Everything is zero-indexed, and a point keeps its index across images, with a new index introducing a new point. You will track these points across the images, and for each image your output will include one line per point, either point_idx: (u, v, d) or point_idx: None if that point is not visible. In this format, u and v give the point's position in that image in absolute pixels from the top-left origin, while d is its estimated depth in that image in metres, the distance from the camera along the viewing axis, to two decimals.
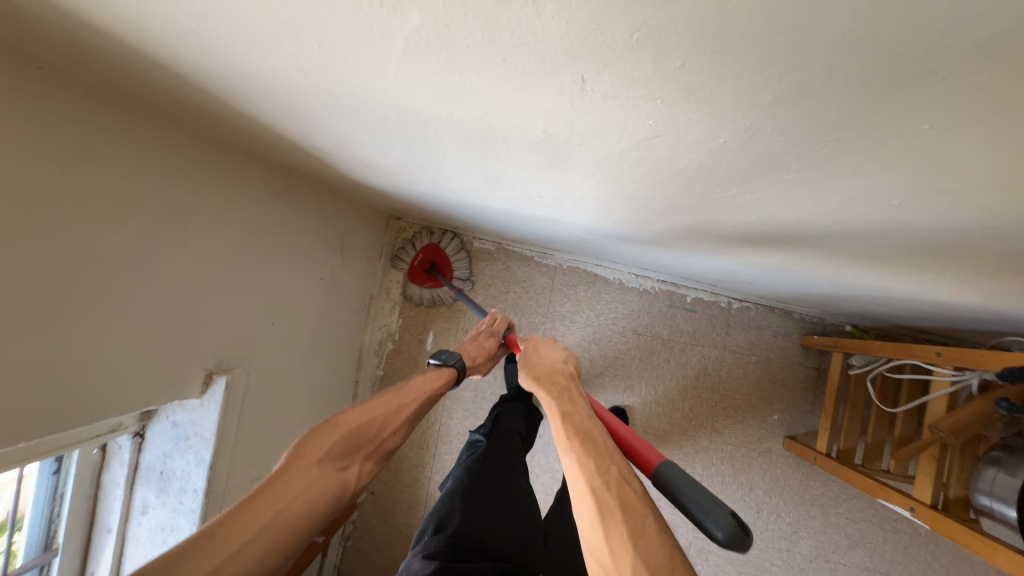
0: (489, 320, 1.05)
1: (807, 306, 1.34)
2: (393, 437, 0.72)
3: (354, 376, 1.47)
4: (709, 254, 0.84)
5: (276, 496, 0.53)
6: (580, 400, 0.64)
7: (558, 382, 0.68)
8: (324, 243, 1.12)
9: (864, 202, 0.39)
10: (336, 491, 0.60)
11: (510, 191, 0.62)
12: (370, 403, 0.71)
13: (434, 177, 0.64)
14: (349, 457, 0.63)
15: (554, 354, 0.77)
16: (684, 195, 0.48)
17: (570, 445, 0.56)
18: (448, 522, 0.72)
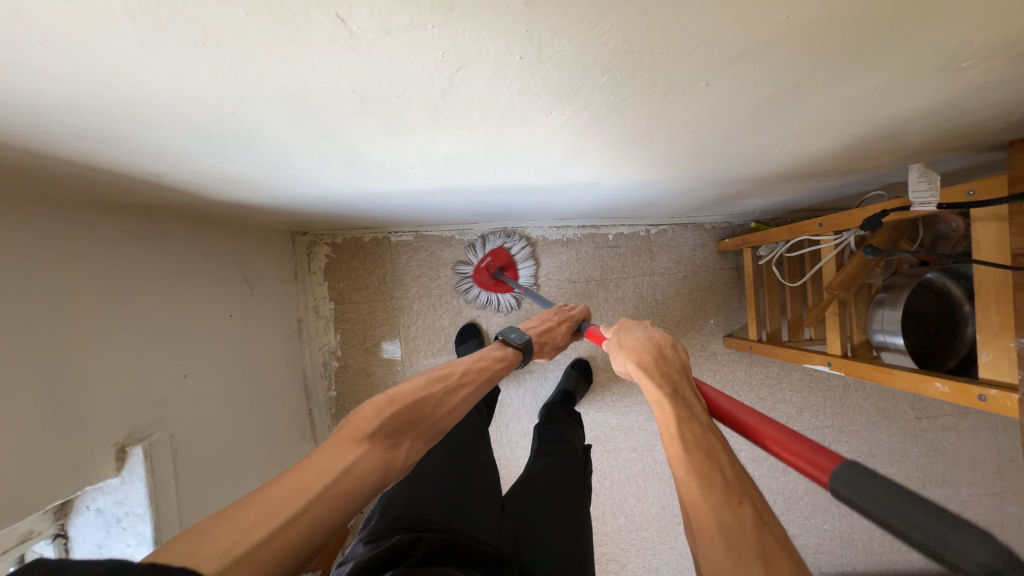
0: (568, 309, 1.14)
1: (713, 214, 1.43)
2: (444, 418, 0.74)
3: (306, 405, 1.40)
4: (603, 188, 0.86)
5: (333, 469, 0.54)
6: (693, 403, 0.63)
7: (669, 378, 0.67)
8: (224, 278, 1.04)
9: (685, 94, 0.41)
10: (394, 465, 0.62)
11: (380, 169, 0.59)
12: (427, 382, 0.75)
13: (295, 174, 0.60)
14: (401, 433, 0.65)
15: (650, 335, 0.79)
16: (537, 132, 0.48)
17: (692, 460, 0.54)
18: (395, 507, 0.79)
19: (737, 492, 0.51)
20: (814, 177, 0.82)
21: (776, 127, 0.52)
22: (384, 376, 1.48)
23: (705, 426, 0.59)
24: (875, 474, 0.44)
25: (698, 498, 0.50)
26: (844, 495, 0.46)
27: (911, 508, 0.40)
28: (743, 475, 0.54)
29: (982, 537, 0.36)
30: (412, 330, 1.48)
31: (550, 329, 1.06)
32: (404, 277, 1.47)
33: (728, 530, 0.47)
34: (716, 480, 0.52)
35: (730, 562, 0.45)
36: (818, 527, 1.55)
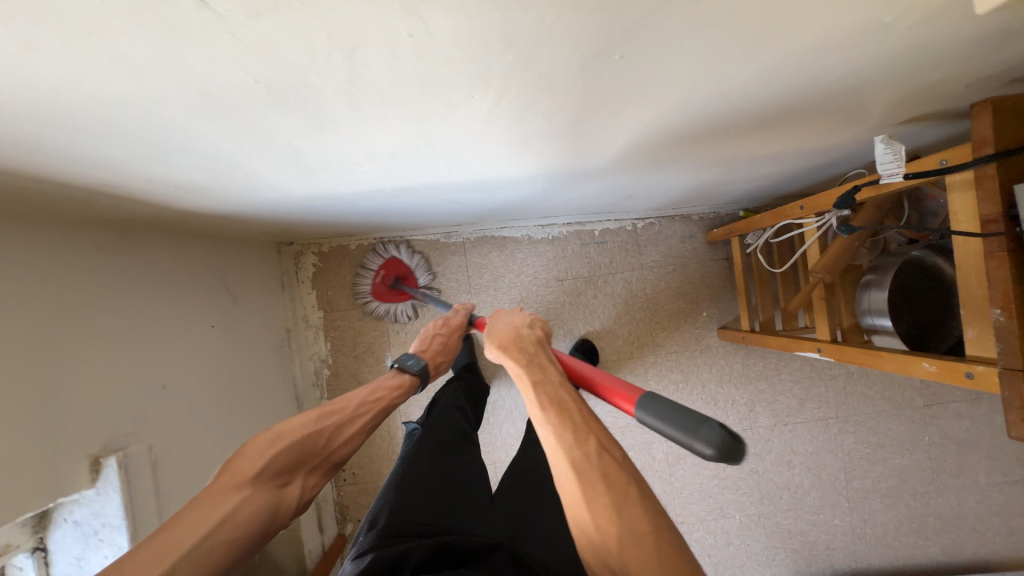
0: (451, 314, 1.09)
1: (699, 205, 1.41)
2: (341, 447, 0.73)
3: (299, 415, 1.40)
4: (570, 179, 0.86)
5: (217, 512, 0.54)
6: (550, 367, 0.69)
7: (524, 351, 0.72)
8: (206, 289, 1.05)
9: (604, 70, 0.40)
10: (285, 502, 0.62)
11: (327, 167, 0.59)
12: (321, 414, 0.73)
13: (246, 178, 0.61)
14: (291, 473, 0.64)
15: (514, 317, 0.81)
16: (468, 118, 0.47)
17: (547, 417, 0.60)
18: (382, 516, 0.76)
19: (584, 431, 0.58)
20: (783, 160, 0.81)
21: (719, 101, 0.51)
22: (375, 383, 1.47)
23: (560, 385, 0.65)
24: (669, 401, 0.55)
25: (555, 452, 0.57)
26: (653, 423, 0.56)
27: (693, 421, 0.52)
28: (589, 419, 0.60)
29: (715, 430, 0.49)
30: (400, 335, 1.48)
31: (439, 345, 1.02)
32: (391, 283, 1.48)
33: (579, 466, 0.55)
34: (566, 431, 0.58)
35: (587, 506, 0.52)
36: (829, 522, 1.49)
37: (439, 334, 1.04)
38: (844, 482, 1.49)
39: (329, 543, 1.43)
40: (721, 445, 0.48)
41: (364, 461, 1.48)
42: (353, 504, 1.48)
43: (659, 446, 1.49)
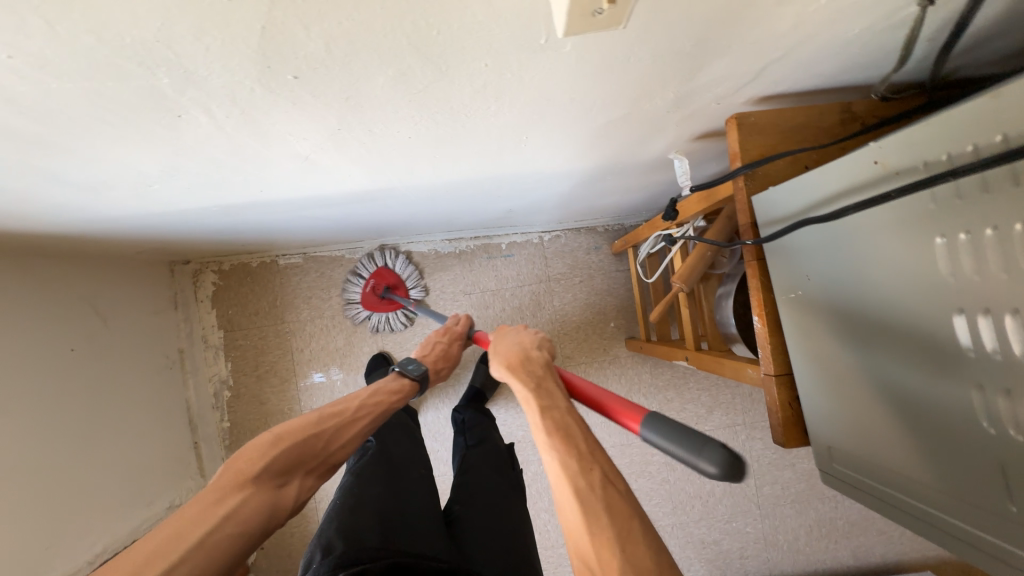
0: (451, 320, 1.02)
1: (599, 217, 1.44)
2: (346, 448, 0.67)
3: (193, 438, 1.36)
4: (419, 196, 0.86)
5: (211, 517, 0.51)
6: (557, 391, 0.61)
7: (534, 378, 0.63)
8: (65, 311, 1.01)
9: (300, 89, 0.40)
10: (282, 508, 0.58)
11: (106, 187, 0.59)
12: (327, 410, 0.67)
13: (25, 197, 0.59)
14: (291, 474, 0.60)
15: (522, 339, 0.72)
16: (203, 137, 0.47)
17: (552, 444, 0.54)
18: (336, 541, 0.69)
19: (589, 461, 0.52)
20: (619, 176, 0.83)
21: (473, 120, 0.52)
22: (278, 403, 1.44)
23: (561, 409, 0.58)
24: (670, 421, 0.49)
25: (560, 480, 0.50)
26: (661, 446, 0.49)
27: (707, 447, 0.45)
28: (594, 444, 0.54)
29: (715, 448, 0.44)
30: (305, 353, 1.46)
31: (443, 351, 0.94)
32: (295, 300, 1.46)
33: (583, 496, 0.48)
34: (570, 460, 0.51)
35: (589, 534, 0.46)
36: (742, 530, 1.49)
37: (440, 342, 0.95)
38: (754, 488, 1.50)
39: None
40: (723, 462, 0.43)
41: None
42: None
43: None
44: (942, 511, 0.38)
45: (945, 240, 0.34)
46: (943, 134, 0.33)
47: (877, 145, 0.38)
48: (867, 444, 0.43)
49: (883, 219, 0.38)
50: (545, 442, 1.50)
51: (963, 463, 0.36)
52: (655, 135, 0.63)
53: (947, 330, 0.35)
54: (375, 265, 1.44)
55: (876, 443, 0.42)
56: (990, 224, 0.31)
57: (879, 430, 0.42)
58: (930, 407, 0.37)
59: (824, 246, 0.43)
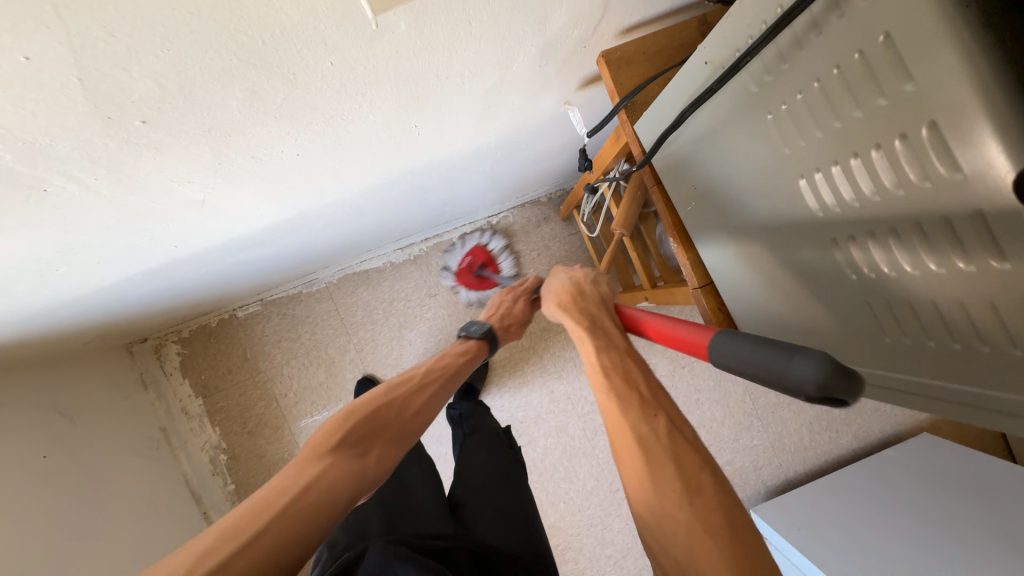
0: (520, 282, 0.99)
1: (539, 188, 1.45)
2: (419, 416, 0.72)
3: (201, 509, 1.34)
4: (343, 211, 0.86)
5: (297, 484, 0.56)
6: (612, 331, 0.66)
7: (588, 312, 0.69)
8: (25, 421, 0.98)
9: (153, 131, 0.40)
10: (362, 471, 0.62)
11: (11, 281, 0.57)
12: (398, 381, 0.74)
13: None
14: (366, 443, 0.65)
15: (573, 274, 0.80)
16: (81, 203, 0.46)
17: (606, 379, 0.58)
18: (341, 536, 0.77)
19: (651, 405, 0.54)
20: (531, 140, 0.84)
21: (351, 120, 0.52)
22: (276, 452, 1.43)
23: (617, 350, 0.62)
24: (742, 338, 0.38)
25: (618, 424, 0.53)
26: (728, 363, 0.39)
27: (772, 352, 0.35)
28: (655, 387, 0.57)
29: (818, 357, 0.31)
30: (289, 396, 1.45)
31: (509, 308, 0.92)
32: (265, 348, 1.44)
33: (647, 444, 0.51)
34: (629, 400, 0.55)
35: (651, 480, 0.49)
36: (750, 445, 1.54)
37: (507, 300, 0.94)
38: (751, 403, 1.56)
39: None
40: (833, 370, 0.30)
41: None
42: None
43: (574, 425, 1.51)
44: (854, 362, 0.40)
45: (773, 115, 0.36)
46: (745, 19, 0.36)
47: (704, 48, 0.41)
48: (786, 325, 0.46)
49: (725, 116, 0.41)
50: (546, 416, 1.52)
51: (848, 313, 0.38)
52: (541, 91, 0.64)
53: (800, 196, 0.37)
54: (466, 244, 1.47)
55: (789, 320, 0.45)
56: (798, 89, 0.33)
57: (788, 308, 0.44)
58: (811, 272, 0.40)
59: (700, 154, 0.46)
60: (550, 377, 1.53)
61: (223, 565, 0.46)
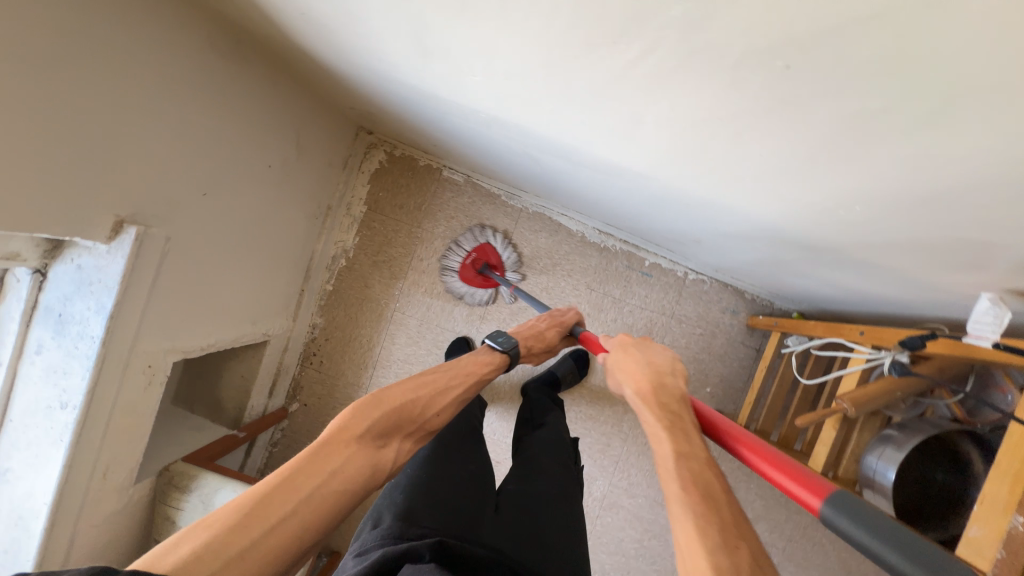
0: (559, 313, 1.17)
1: (757, 286, 1.35)
2: (435, 418, 0.76)
3: (299, 286, 1.44)
4: (652, 192, 0.83)
5: (320, 470, 0.59)
6: (693, 435, 0.63)
7: (667, 409, 0.67)
8: (279, 130, 1.08)
9: (759, 65, 0.37)
10: (383, 464, 0.66)
11: (442, 64, 0.61)
12: (415, 384, 0.76)
13: (373, 41, 0.63)
14: (389, 437, 0.68)
15: (654, 361, 0.79)
16: (597, 64, 0.46)
17: (687, 488, 0.53)
18: (386, 513, 0.80)
19: (733, 534, 0.48)
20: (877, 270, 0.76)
21: (854, 163, 0.47)
22: (378, 294, 1.51)
23: (701, 456, 0.58)
24: (876, 512, 0.45)
25: (691, 543, 0.48)
26: (844, 528, 0.46)
27: (896, 535, 0.43)
28: (743, 519, 0.51)
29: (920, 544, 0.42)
30: (423, 264, 1.50)
31: (538, 333, 1.07)
32: (438, 213, 1.49)
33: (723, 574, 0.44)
34: (711, 525, 0.49)
35: None
36: None
37: (541, 325, 1.09)
38: None
39: (269, 409, 1.48)
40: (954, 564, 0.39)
41: (337, 355, 1.53)
42: (306, 387, 1.55)
43: (598, 484, 1.46)
44: None
45: None
46: None
47: None
48: None
49: None
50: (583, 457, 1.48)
51: None
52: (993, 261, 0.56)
53: None
54: (477, 241, 1.46)
55: None
56: None
57: None
58: None
59: None
60: (615, 431, 1.48)
61: (242, 551, 0.49)
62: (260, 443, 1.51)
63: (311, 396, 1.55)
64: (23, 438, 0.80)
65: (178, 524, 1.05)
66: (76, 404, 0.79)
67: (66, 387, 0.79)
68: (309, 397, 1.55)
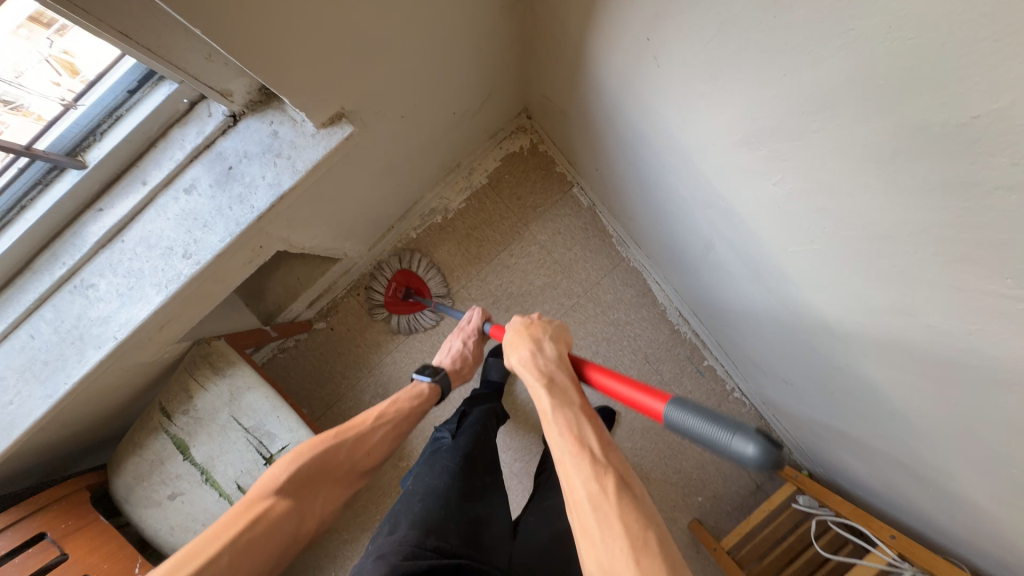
0: (467, 317, 1.06)
1: (789, 432, 1.37)
2: (366, 458, 0.80)
3: (391, 222, 1.43)
4: (806, 339, 0.85)
5: (234, 530, 0.61)
6: (571, 386, 0.62)
7: (542, 365, 0.65)
8: (479, 83, 1.05)
9: None
10: (308, 511, 0.70)
11: (737, 156, 0.64)
12: (337, 432, 0.78)
13: (683, 104, 0.66)
14: (311, 485, 0.71)
15: (547, 318, 0.75)
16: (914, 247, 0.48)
17: (561, 442, 0.54)
18: (404, 521, 0.72)
19: (603, 468, 0.51)
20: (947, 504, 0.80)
21: None
22: (454, 263, 1.47)
23: (570, 407, 0.58)
24: (694, 406, 0.50)
25: (568, 479, 0.51)
26: (683, 423, 0.51)
27: (726, 425, 0.47)
28: (618, 454, 0.53)
29: (755, 432, 0.45)
30: (510, 259, 1.46)
31: (456, 355, 1.01)
32: (548, 221, 1.48)
33: (596, 502, 0.48)
34: (584, 470, 0.51)
35: (601, 547, 0.46)
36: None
37: (457, 342, 1.03)
38: None
39: (298, 319, 1.43)
40: (773, 448, 0.44)
41: (385, 299, 1.47)
42: (341, 313, 1.47)
43: None
44: None
45: None
46: None
47: None
48: None
49: None
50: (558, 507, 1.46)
51: None
52: None
53: None
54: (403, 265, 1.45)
55: None
56: None
57: None
58: None
59: None
60: None
61: None
62: (270, 345, 1.43)
63: (341, 323, 1.47)
64: (126, 265, 0.74)
65: (194, 400, 1.00)
66: (203, 260, 0.74)
67: (198, 239, 0.73)
68: (338, 323, 1.47)
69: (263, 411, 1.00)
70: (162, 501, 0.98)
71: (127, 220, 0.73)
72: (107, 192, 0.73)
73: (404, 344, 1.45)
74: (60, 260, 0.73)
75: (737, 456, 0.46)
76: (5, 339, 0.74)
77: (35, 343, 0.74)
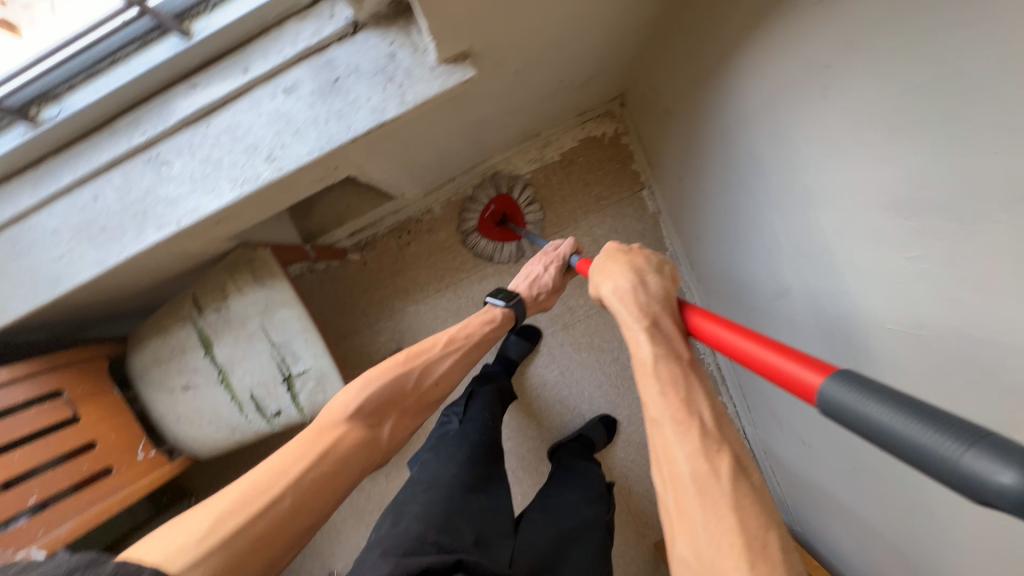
0: (557, 243, 1.00)
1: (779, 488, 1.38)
2: (434, 386, 0.80)
3: (453, 174, 1.38)
4: None
5: (306, 460, 0.61)
6: (675, 335, 0.59)
7: (649, 309, 0.61)
8: (597, 57, 0.98)
9: None
10: (378, 442, 0.70)
11: (876, 216, 0.60)
12: (405, 359, 0.78)
13: (837, 145, 0.61)
14: (384, 410, 0.72)
15: (654, 264, 0.69)
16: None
17: (669, 399, 0.52)
18: (408, 514, 0.72)
19: (713, 439, 0.49)
20: None
21: None
22: (502, 232, 1.43)
23: (678, 360, 0.56)
24: (884, 392, 0.37)
25: (669, 444, 0.50)
26: (856, 410, 0.38)
27: (935, 425, 0.33)
28: (723, 421, 0.51)
29: (1013, 447, 0.29)
30: None
31: (537, 278, 0.97)
32: (608, 216, 1.43)
33: (701, 482, 0.46)
34: (690, 436, 0.49)
35: (701, 525, 0.45)
36: None
37: (539, 266, 0.97)
38: None
39: (336, 245, 1.40)
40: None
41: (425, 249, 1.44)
42: (378, 250, 1.44)
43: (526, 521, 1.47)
44: None
45: None
46: None
47: None
48: None
49: None
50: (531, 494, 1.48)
51: None
52: None
53: None
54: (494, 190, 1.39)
55: None
56: None
57: None
58: None
59: None
60: None
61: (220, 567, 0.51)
62: (301, 263, 1.41)
63: (375, 260, 1.44)
64: (206, 151, 0.70)
65: (228, 301, 0.98)
66: (284, 168, 0.70)
67: (286, 145, 0.69)
68: (372, 259, 1.44)
69: (292, 329, 0.99)
70: (174, 389, 0.98)
71: (218, 105, 0.69)
72: (204, 70, 0.69)
73: (430, 299, 1.43)
74: (141, 128, 0.69)
75: (973, 480, 0.30)
76: (66, 192, 0.71)
77: (97, 206, 0.71)
